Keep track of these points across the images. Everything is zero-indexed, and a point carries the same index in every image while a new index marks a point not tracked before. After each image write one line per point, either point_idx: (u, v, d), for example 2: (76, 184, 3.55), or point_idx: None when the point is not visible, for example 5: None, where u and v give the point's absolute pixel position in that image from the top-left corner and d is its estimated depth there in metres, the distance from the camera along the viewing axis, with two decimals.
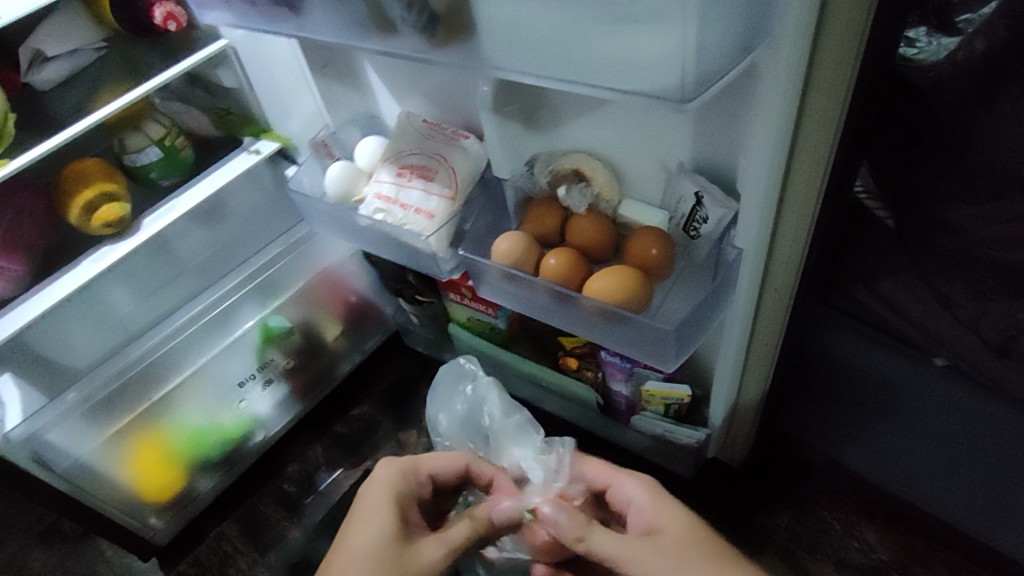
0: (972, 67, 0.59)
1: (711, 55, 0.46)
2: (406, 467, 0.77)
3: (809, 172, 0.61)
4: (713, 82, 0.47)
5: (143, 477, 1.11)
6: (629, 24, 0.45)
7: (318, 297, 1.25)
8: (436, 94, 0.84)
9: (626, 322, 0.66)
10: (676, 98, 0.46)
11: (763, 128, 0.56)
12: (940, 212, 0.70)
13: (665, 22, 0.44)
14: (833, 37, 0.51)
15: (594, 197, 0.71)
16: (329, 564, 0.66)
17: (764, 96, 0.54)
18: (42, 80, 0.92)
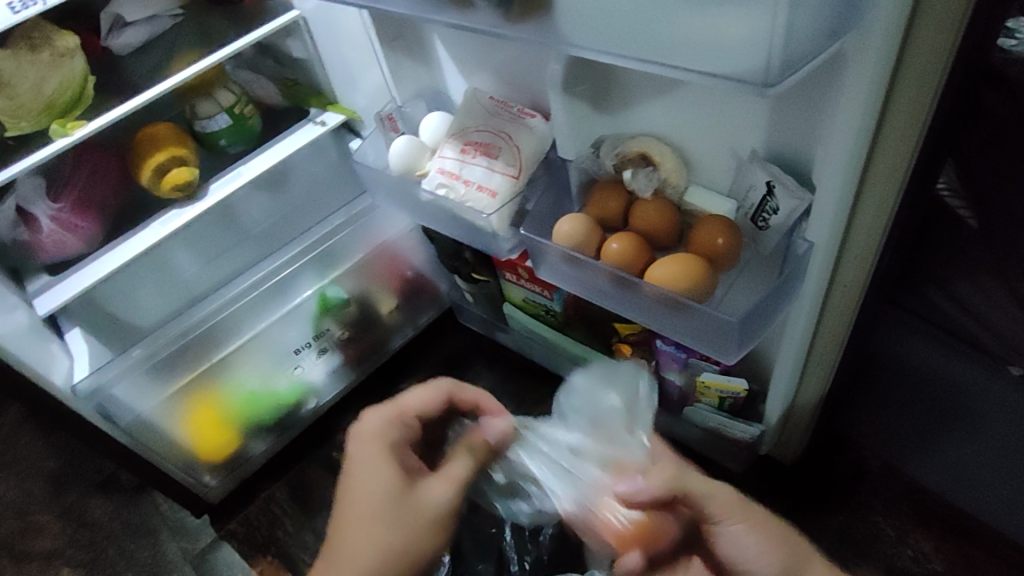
0: None
1: (801, 38, 0.44)
2: (392, 412, 0.74)
3: (891, 164, 0.58)
4: (802, 66, 0.45)
5: (199, 435, 1.14)
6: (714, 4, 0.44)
7: (374, 269, 1.25)
8: (504, 71, 0.83)
9: (688, 311, 0.64)
10: (760, 82, 0.44)
11: (848, 115, 0.54)
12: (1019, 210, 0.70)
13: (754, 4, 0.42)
14: (927, 27, 0.49)
15: (660, 182, 0.69)
16: (339, 523, 0.67)
17: (850, 83, 0.51)
18: (120, 44, 0.94)
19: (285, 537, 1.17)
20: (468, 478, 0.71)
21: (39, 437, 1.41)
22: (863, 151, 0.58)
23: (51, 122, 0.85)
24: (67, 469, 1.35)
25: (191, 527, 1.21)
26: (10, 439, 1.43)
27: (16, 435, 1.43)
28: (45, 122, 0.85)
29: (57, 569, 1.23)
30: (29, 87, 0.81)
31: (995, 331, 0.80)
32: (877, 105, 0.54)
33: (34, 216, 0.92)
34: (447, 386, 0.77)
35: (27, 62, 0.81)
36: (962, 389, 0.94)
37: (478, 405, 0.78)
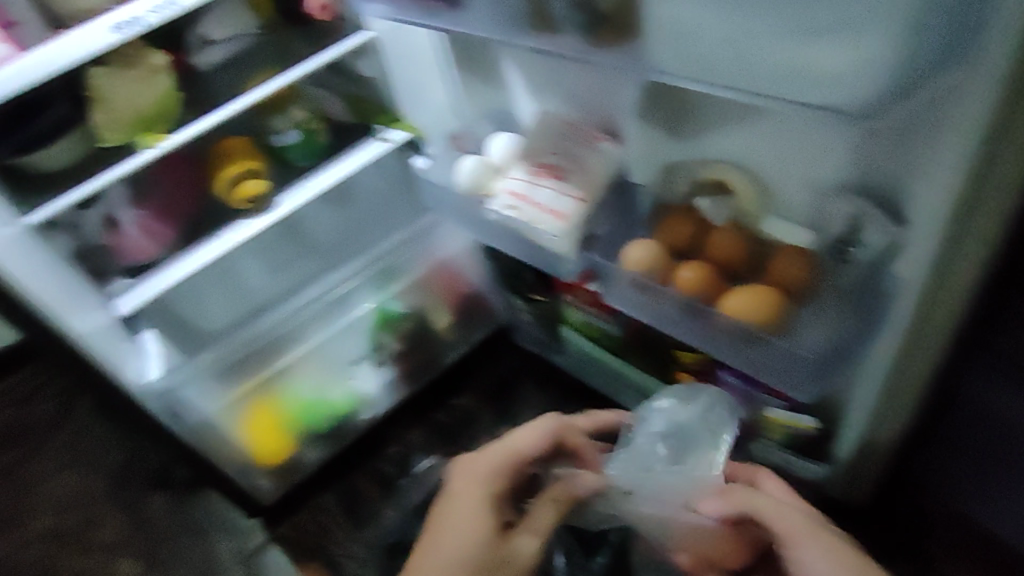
0: None
1: (910, 66, 0.42)
2: (502, 454, 0.76)
3: (990, 220, 0.51)
4: (902, 96, 0.43)
5: (257, 439, 1.16)
6: (811, 36, 0.43)
7: (432, 287, 1.29)
8: (574, 94, 0.82)
9: (761, 344, 0.63)
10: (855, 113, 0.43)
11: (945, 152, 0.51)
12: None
13: (855, 36, 0.41)
14: None
15: (733, 211, 0.69)
16: (422, 553, 0.69)
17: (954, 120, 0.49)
18: (204, 61, 0.97)
19: (334, 546, 1.17)
20: (554, 526, 0.72)
21: (107, 431, 1.44)
22: (958, 200, 0.51)
23: (136, 132, 0.88)
24: (131, 464, 1.37)
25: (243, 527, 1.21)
26: (80, 433, 1.46)
27: (86, 430, 1.46)
28: (130, 134, 0.88)
29: (118, 561, 1.23)
30: (118, 100, 0.85)
31: None
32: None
33: (118, 221, 0.96)
34: (555, 428, 0.80)
35: (116, 78, 0.85)
36: None
37: (580, 453, 0.81)
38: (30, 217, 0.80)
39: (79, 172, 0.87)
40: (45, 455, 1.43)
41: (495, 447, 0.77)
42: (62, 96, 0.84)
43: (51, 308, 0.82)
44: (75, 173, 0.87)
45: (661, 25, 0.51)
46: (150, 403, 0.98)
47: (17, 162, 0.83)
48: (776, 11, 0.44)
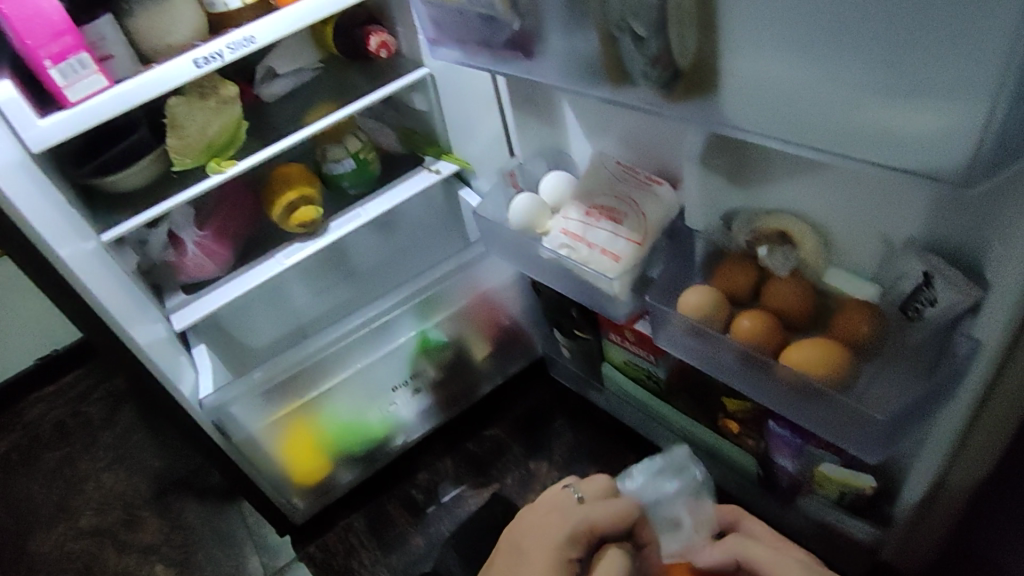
0: None
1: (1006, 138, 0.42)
2: (574, 524, 0.73)
3: None
4: (1001, 167, 0.43)
5: (293, 459, 1.15)
6: (908, 99, 0.43)
7: (471, 317, 1.24)
8: (630, 137, 0.83)
9: (823, 399, 0.62)
10: (949, 180, 0.43)
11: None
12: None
13: (952, 106, 0.41)
14: None
15: (798, 262, 0.68)
16: None
17: None
18: (270, 93, 1.02)
19: (360, 568, 1.17)
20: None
21: (151, 436, 1.46)
22: None
23: (208, 160, 0.92)
24: (171, 471, 1.38)
25: (274, 545, 1.23)
26: (124, 435, 1.48)
27: (130, 433, 1.48)
28: (203, 159, 0.91)
29: (152, 566, 1.24)
30: (190, 132, 0.88)
31: None
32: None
33: (182, 240, 0.99)
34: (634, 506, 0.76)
35: (193, 107, 0.87)
36: None
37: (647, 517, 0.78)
38: (106, 235, 0.84)
39: (148, 195, 0.90)
40: (91, 455, 1.46)
41: (574, 513, 0.75)
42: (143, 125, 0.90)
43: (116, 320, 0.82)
44: (149, 192, 0.90)
45: (734, 80, 0.52)
46: (200, 417, 0.98)
47: (97, 184, 0.89)
48: (868, 73, 0.44)
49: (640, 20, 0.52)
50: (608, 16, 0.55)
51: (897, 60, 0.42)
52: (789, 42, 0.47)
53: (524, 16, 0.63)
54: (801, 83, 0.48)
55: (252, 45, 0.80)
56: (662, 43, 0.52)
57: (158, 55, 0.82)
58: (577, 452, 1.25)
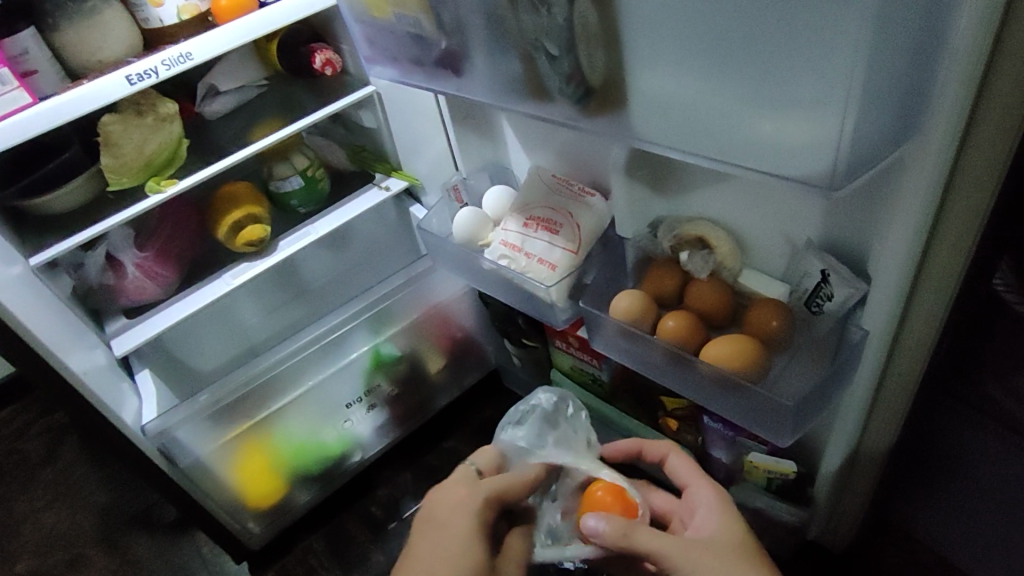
0: None
1: (868, 144, 0.47)
2: (484, 494, 0.75)
3: (949, 248, 0.59)
4: (866, 169, 0.48)
5: (247, 482, 1.13)
6: (785, 110, 0.47)
7: (425, 330, 1.26)
8: (565, 150, 0.87)
9: (741, 392, 0.67)
10: (825, 183, 0.47)
11: (913, 207, 0.55)
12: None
13: (818, 116, 0.46)
14: (996, 97, 0.49)
15: (715, 264, 0.74)
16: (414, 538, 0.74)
17: (920, 179, 0.53)
18: (211, 111, 1.01)
19: None
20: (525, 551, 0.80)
21: (96, 469, 1.44)
22: (928, 223, 0.57)
23: (147, 179, 0.93)
24: (117, 504, 1.36)
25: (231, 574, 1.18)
26: (67, 470, 1.46)
27: (73, 467, 1.46)
28: (141, 178, 0.92)
29: None
30: (131, 151, 0.89)
31: None
32: (929, 224, 0.57)
33: (120, 263, 0.98)
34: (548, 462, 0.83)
35: (128, 126, 0.88)
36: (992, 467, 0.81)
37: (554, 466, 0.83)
38: (35, 259, 0.83)
39: (87, 213, 0.92)
40: (28, 494, 1.43)
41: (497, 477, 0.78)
42: (75, 139, 0.92)
43: (45, 346, 0.83)
44: (87, 212, 0.92)
45: (642, 96, 0.56)
46: (145, 443, 0.96)
47: (25, 206, 0.88)
48: (745, 84, 0.48)
49: (553, 41, 0.55)
50: (524, 39, 0.59)
51: (768, 68, 0.46)
52: (686, 54, 0.50)
53: (449, 36, 0.66)
54: (698, 93, 0.52)
55: (189, 61, 0.81)
56: (573, 62, 0.56)
57: (88, 71, 0.83)
58: None
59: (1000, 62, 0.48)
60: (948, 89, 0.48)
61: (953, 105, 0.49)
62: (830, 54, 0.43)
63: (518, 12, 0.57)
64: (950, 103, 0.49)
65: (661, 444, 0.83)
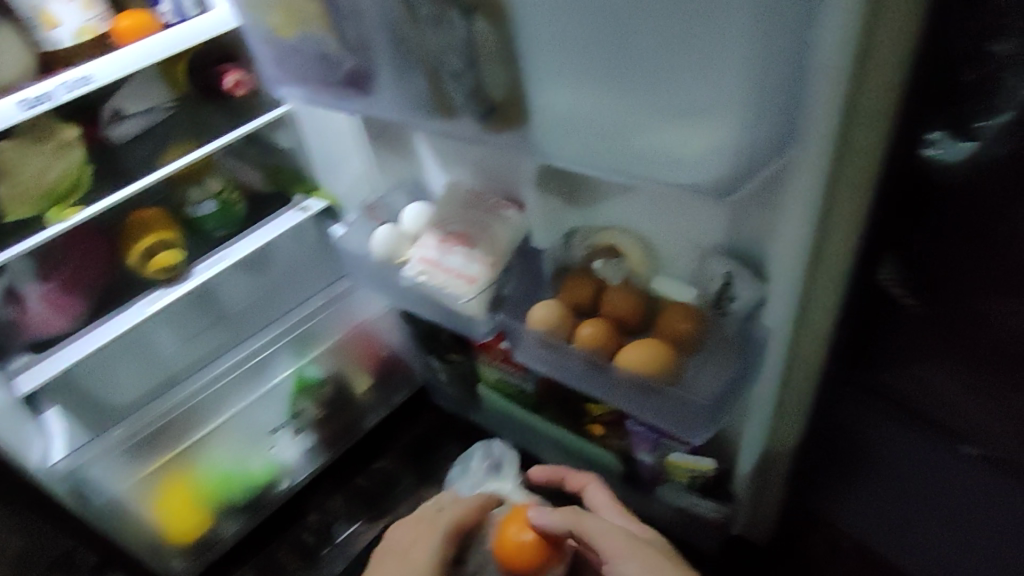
0: (995, 172, 0.52)
1: (753, 154, 0.50)
2: (444, 529, 0.82)
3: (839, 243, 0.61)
4: (752, 176, 0.51)
5: (168, 517, 1.09)
6: (679, 120, 0.49)
7: (350, 351, 1.25)
8: (480, 166, 0.89)
9: (659, 394, 0.70)
10: (715, 191, 0.51)
11: (800, 209, 0.60)
12: (987, 310, 0.61)
13: (706, 125, 0.48)
14: (868, 108, 0.52)
15: (627, 271, 0.76)
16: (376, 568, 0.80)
17: (800, 185, 0.58)
18: (118, 134, 0.96)
19: None
20: None
21: None
22: (816, 222, 0.60)
23: (49, 206, 0.89)
24: None
25: None
26: None
27: None
28: (42, 207, 0.88)
29: None
30: (32, 179, 0.86)
31: (961, 418, 0.70)
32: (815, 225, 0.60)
33: (23, 295, 0.92)
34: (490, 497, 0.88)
35: (27, 152, 0.84)
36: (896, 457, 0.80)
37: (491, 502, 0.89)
38: None
39: None
40: None
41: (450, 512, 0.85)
42: None
43: None
44: None
45: (541, 112, 0.57)
46: (57, 486, 0.90)
47: None
48: (637, 99, 0.50)
49: (454, 56, 0.56)
50: (427, 56, 0.59)
51: (657, 78, 0.48)
52: (582, 68, 0.52)
53: (354, 54, 0.67)
54: (596, 103, 0.53)
55: (89, 84, 0.79)
56: (474, 79, 0.57)
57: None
58: None
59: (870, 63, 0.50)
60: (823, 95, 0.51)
61: (828, 111, 0.52)
62: (715, 65, 0.45)
63: (420, 28, 0.57)
64: (826, 107, 0.52)
65: (581, 475, 0.87)
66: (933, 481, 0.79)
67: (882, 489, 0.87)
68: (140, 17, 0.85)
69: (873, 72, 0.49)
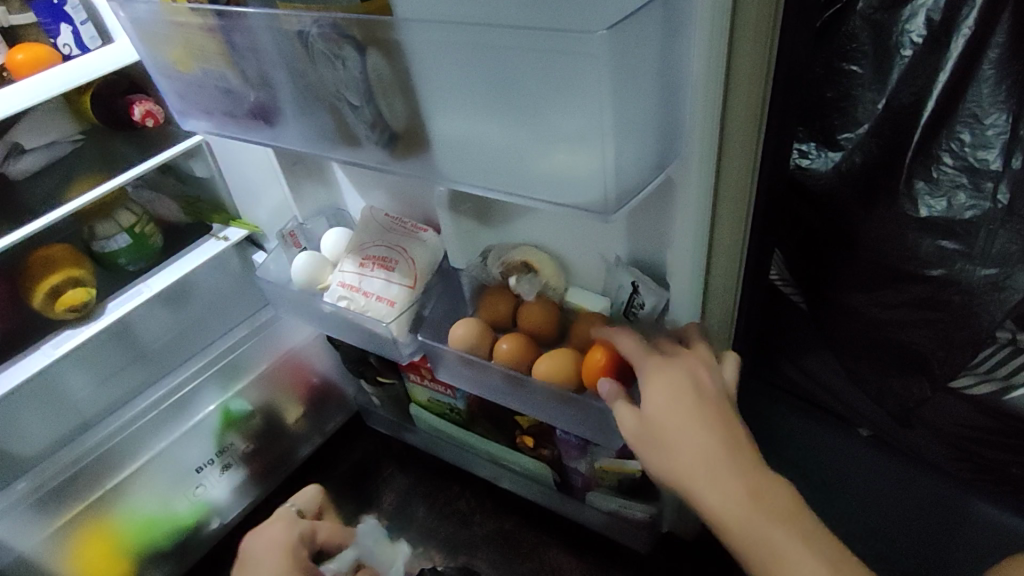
0: (853, 177, 0.65)
1: (630, 174, 0.54)
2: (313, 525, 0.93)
3: (728, 242, 0.67)
4: (634, 194, 0.55)
5: (86, 570, 1.03)
6: (563, 144, 0.52)
7: (279, 379, 1.22)
8: (399, 189, 0.91)
9: (571, 403, 0.73)
10: (601, 210, 0.54)
11: (684, 221, 0.64)
12: (856, 305, 0.69)
13: (588, 148, 0.51)
14: (738, 110, 0.57)
15: (542, 286, 0.78)
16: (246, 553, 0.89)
17: (683, 198, 0.62)
18: (17, 170, 0.95)
19: None
20: None
21: None
22: (705, 227, 0.65)
23: None
24: None
25: None
26: None
27: None
28: None
29: None
30: None
31: (850, 406, 0.78)
32: (707, 229, 0.65)
33: None
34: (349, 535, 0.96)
35: None
36: (798, 447, 0.88)
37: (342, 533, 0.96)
38: None
39: None
40: None
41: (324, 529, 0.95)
42: None
43: None
44: None
45: (442, 140, 0.60)
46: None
47: None
48: (526, 128, 0.53)
49: (353, 92, 0.59)
50: (327, 91, 0.62)
51: (535, 107, 0.51)
52: (470, 102, 0.55)
53: (257, 87, 0.68)
54: (487, 136, 0.56)
55: None
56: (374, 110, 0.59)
57: None
58: (407, 497, 1.20)
59: (734, 90, 0.55)
60: (695, 115, 0.55)
61: (703, 132, 0.56)
62: (580, 97, 0.48)
63: (316, 65, 0.59)
64: (700, 125, 0.56)
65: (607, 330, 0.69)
66: (842, 475, 0.85)
67: (807, 488, 0.92)
68: (38, 52, 0.84)
69: (741, 88, 0.55)
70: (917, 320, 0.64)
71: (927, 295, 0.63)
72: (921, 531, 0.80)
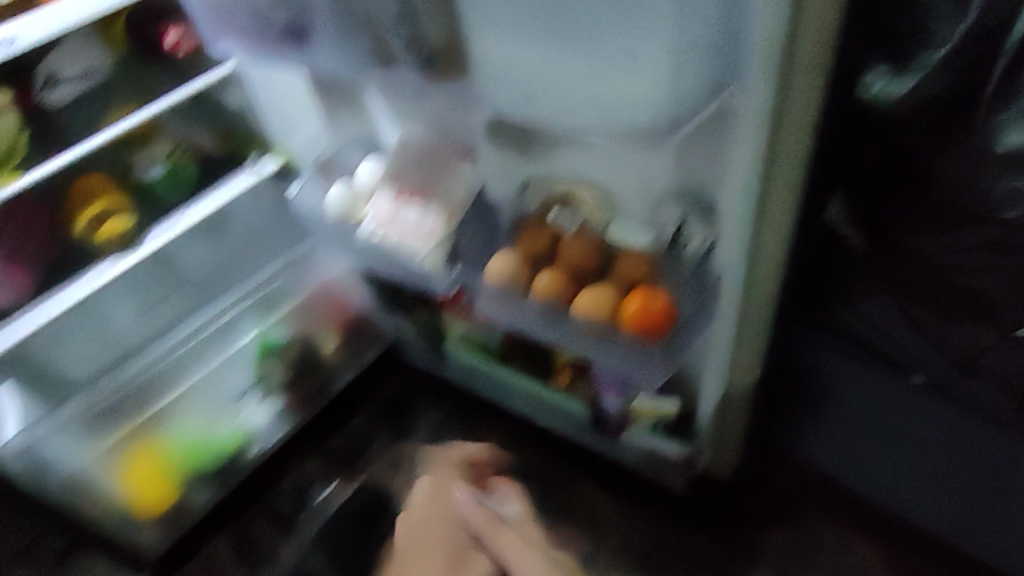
0: (927, 107, 0.59)
1: (687, 98, 0.50)
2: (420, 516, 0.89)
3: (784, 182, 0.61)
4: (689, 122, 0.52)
5: (137, 490, 1.04)
6: (616, 70, 0.49)
7: (315, 311, 1.22)
8: (433, 119, 0.85)
9: (608, 339, 0.72)
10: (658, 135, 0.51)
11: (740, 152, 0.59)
12: (922, 248, 0.65)
13: (644, 72, 0.48)
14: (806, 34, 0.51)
15: (583, 219, 0.76)
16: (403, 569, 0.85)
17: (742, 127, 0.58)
18: (55, 98, 0.90)
19: None
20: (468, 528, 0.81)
21: None
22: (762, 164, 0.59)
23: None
24: None
25: None
26: None
27: None
28: None
29: None
30: None
31: (906, 353, 0.74)
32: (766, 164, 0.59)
33: None
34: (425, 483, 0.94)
35: None
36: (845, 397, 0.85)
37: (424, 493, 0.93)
38: None
39: None
40: None
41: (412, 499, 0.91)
42: None
43: None
44: None
45: (484, 62, 0.56)
46: (10, 464, 0.87)
47: None
48: (577, 53, 0.50)
49: None
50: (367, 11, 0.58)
51: (586, 33, 0.48)
52: (515, 24, 0.51)
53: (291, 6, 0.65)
54: (530, 61, 0.53)
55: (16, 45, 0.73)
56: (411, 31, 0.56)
57: None
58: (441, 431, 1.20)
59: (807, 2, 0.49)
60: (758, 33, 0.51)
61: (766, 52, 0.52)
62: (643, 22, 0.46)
63: None
64: (765, 43, 0.51)
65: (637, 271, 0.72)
66: (892, 424, 0.82)
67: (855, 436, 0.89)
68: None
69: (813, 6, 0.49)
70: (988, 264, 0.61)
71: (1000, 237, 0.59)
72: (973, 483, 0.79)
